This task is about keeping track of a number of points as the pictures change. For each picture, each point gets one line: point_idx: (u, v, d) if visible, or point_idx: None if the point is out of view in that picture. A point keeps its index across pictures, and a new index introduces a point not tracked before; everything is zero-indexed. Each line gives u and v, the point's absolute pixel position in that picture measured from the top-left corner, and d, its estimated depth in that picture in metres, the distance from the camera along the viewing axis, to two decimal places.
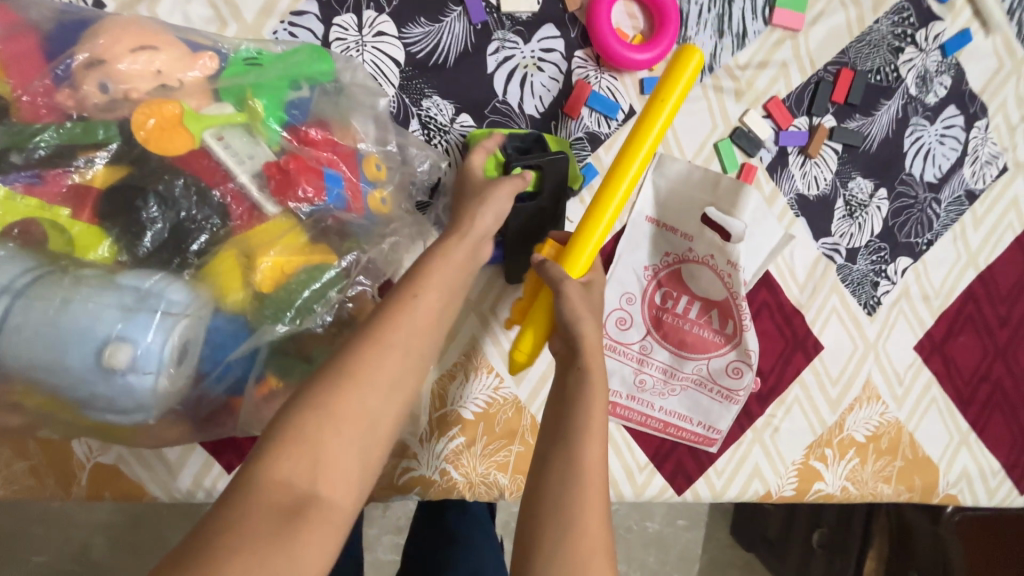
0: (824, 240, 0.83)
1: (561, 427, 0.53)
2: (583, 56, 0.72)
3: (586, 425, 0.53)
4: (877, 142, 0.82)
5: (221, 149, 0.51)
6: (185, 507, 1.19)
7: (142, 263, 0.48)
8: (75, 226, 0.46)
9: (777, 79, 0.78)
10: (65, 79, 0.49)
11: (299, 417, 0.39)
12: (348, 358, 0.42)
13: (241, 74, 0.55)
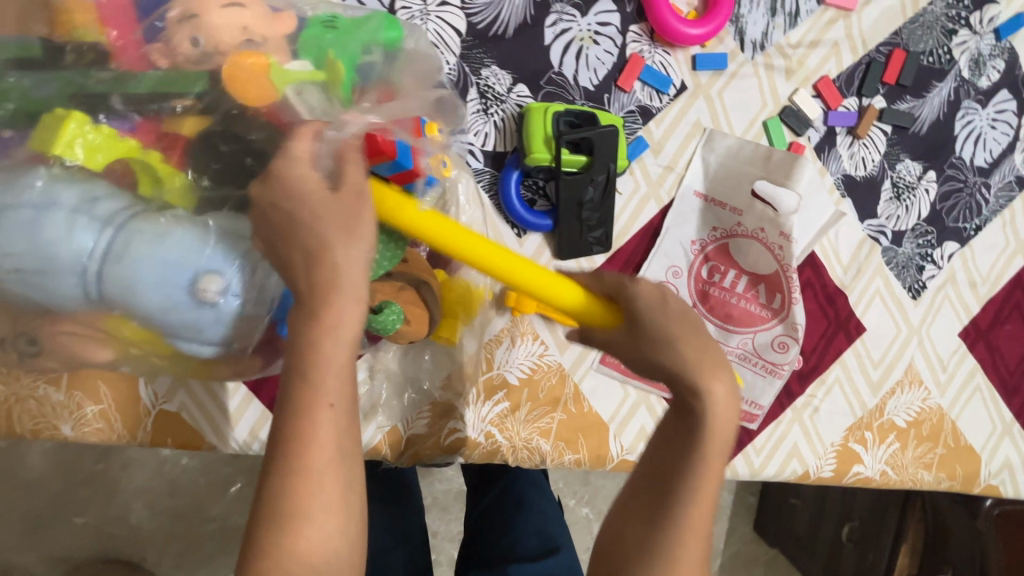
0: (870, 221, 0.82)
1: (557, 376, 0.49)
2: (638, 30, 0.73)
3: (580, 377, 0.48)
4: (927, 125, 0.82)
5: (299, 104, 0.53)
6: (222, 475, 1.21)
7: (219, 202, 0.51)
8: (165, 168, 0.50)
9: (828, 58, 0.78)
10: (163, 33, 0.53)
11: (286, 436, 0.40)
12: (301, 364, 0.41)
13: (319, 35, 0.57)
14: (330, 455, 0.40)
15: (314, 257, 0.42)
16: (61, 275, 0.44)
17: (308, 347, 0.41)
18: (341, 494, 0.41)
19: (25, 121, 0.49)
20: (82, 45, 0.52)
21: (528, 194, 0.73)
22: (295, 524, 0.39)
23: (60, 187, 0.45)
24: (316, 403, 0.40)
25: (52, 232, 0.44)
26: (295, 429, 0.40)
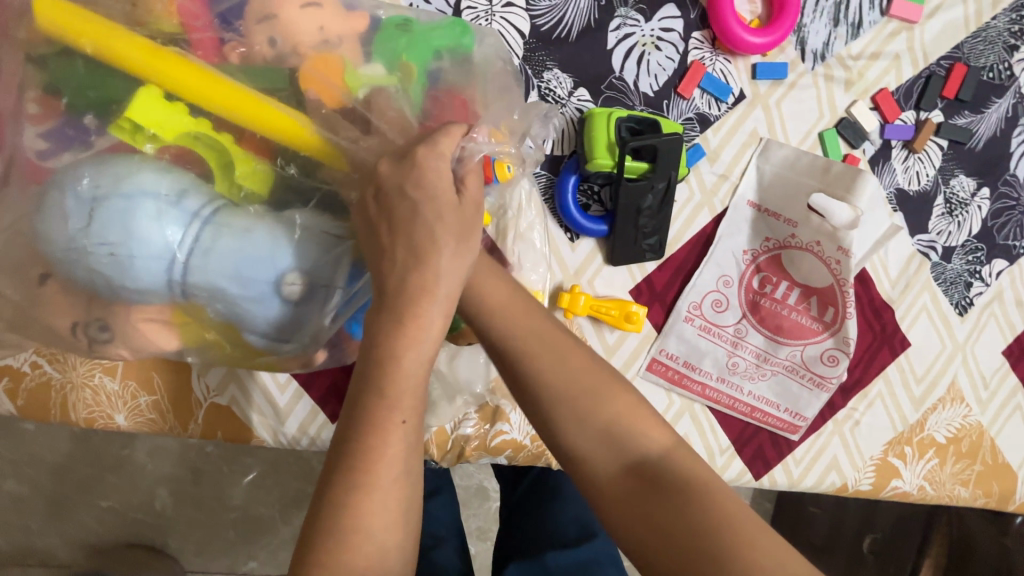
0: (920, 236, 0.82)
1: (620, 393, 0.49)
2: (700, 37, 0.73)
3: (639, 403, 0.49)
4: (983, 141, 0.81)
5: (373, 106, 0.53)
6: (248, 464, 1.22)
7: (293, 193, 0.50)
8: (237, 152, 0.49)
9: (888, 71, 0.78)
10: (241, 27, 0.53)
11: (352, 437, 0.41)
12: (377, 359, 0.42)
13: (394, 37, 0.58)
14: (397, 460, 0.41)
15: (413, 262, 0.43)
16: (147, 266, 0.44)
17: (387, 354, 0.42)
18: (401, 498, 0.41)
19: (98, 106, 0.48)
20: (152, 27, 0.50)
21: (584, 199, 0.72)
22: (355, 526, 0.39)
23: (147, 175, 0.44)
24: (390, 406, 0.41)
25: (143, 223, 0.43)
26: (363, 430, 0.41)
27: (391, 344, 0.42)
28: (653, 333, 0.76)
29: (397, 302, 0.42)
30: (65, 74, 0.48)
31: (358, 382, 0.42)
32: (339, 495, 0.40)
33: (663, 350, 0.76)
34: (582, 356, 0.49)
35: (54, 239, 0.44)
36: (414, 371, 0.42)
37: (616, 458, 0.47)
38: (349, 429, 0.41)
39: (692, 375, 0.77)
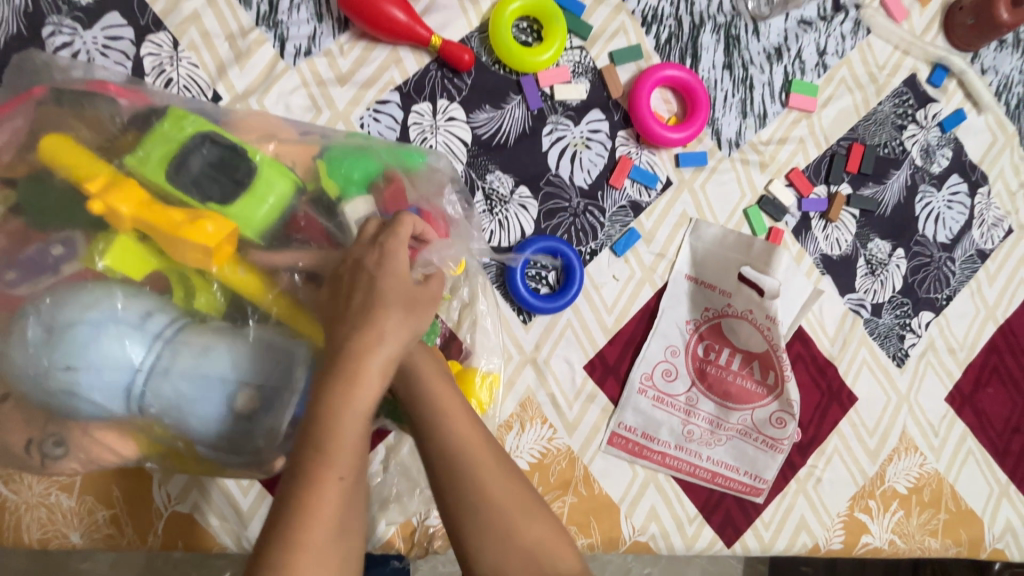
0: (849, 295, 0.89)
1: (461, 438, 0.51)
2: (625, 135, 0.81)
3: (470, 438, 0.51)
4: (890, 207, 0.89)
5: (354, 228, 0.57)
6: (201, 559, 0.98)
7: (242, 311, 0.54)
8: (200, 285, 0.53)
9: (796, 153, 0.87)
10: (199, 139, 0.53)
11: (287, 507, 0.39)
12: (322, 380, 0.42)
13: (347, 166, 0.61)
14: (334, 516, 0.39)
15: (361, 321, 0.44)
16: (110, 381, 0.47)
17: (350, 372, 0.42)
18: None
19: (59, 220, 0.51)
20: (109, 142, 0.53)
21: (533, 283, 0.78)
22: None
23: (100, 303, 0.47)
24: (327, 461, 0.39)
25: (107, 345, 0.46)
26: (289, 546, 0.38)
27: (313, 493, 0.39)
28: (610, 407, 0.79)
29: (314, 451, 0.40)
30: (34, 199, 0.52)
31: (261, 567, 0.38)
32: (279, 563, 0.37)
33: (622, 423, 0.79)
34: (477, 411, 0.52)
35: (17, 368, 0.47)
36: (332, 529, 0.39)
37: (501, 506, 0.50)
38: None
39: (651, 446, 0.79)
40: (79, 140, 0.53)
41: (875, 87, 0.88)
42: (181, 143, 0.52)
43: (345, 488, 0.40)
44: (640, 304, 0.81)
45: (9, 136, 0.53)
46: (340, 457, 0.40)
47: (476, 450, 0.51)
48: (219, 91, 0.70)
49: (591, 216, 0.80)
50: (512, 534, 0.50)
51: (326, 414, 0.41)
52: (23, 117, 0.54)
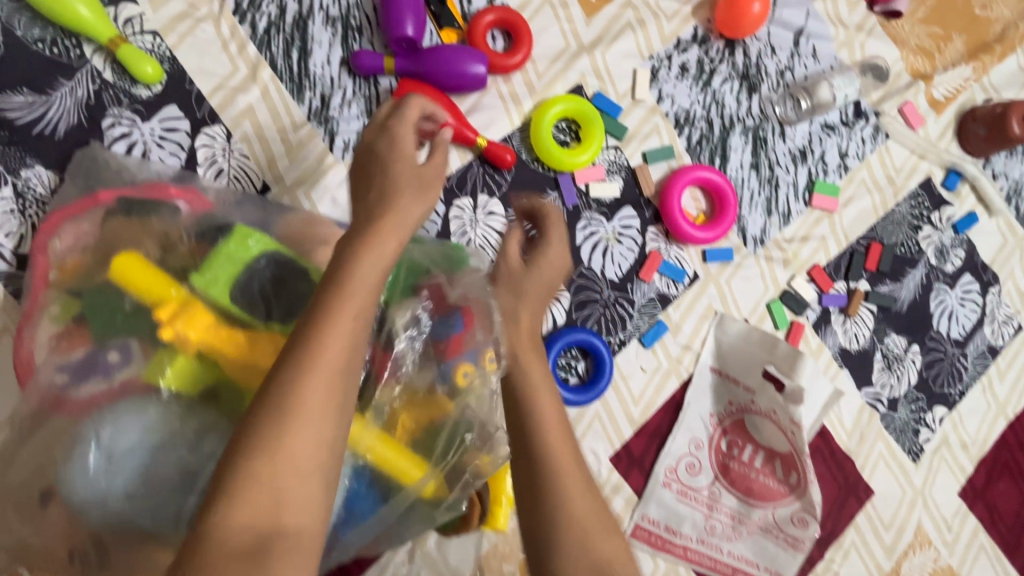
0: (866, 389, 0.91)
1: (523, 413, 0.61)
2: (655, 231, 0.84)
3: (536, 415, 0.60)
4: (907, 304, 0.92)
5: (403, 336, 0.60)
6: None
7: None
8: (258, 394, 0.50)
9: (818, 250, 0.90)
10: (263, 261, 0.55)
11: (283, 362, 0.39)
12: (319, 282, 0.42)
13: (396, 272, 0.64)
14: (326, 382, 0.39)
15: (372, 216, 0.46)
16: (162, 509, 0.47)
17: (342, 266, 0.43)
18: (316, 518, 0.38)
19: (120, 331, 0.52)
20: (169, 251, 0.55)
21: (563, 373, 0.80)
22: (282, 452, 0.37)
23: (161, 423, 0.48)
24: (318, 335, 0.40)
25: (167, 470, 0.47)
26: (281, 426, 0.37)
27: (306, 356, 0.39)
28: (634, 498, 0.80)
29: (307, 338, 0.40)
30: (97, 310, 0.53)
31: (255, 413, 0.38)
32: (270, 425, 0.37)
33: (646, 516, 0.79)
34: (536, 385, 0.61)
35: (72, 488, 0.47)
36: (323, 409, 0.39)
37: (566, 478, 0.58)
38: (256, 435, 0.37)
39: (673, 539, 0.80)
40: (139, 250, 0.53)
41: (893, 189, 0.92)
42: (248, 263, 0.54)
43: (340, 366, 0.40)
44: (666, 395, 0.83)
45: (85, 247, 0.55)
46: (333, 328, 0.40)
47: (532, 395, 0.62)
48: (267, 182, 0.72)
49: (621, 308, 0.82)
50: (542, 472, 0.57)
51: (314, 313, 0.41)
52: (94, 227, 0.56)
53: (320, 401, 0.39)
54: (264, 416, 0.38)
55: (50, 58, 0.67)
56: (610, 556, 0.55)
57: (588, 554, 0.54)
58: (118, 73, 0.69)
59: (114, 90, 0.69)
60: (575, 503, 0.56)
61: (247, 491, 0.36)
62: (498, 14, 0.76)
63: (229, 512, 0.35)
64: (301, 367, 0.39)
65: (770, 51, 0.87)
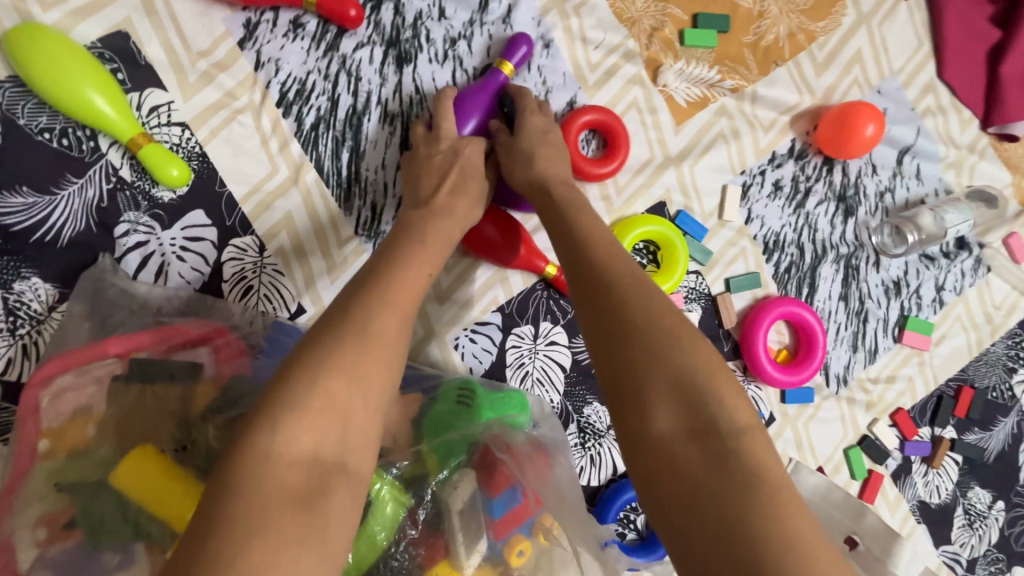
0: (944, 547, 0.81)
1: (626, 321, 0.42)
2: (732, 366, 0.75)
3: (637, 304, 0.43)
4: (994, 455, 0.83)
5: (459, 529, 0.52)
6: None
7: None
8: None
9: (904, 392, 0.81)
10: None
11: (292, 402, 0.35)
12: (327, 340, 0.38)
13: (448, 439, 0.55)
14: (337, 418, 0.36)
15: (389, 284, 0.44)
16: None
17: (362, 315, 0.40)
18: (367, 438, 0.37)
19: (132, 536, 0.44)
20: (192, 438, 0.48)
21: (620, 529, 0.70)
22: (320, 391, 0.36)
23: None
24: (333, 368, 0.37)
25: None
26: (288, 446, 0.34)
27: (309, 391, 0.36)
28: None
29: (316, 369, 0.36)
30: (106, 510, 0.45)
31: (262, 436, 0.34)
32: (274, 449, 0.33)
33: None
34: (632, 299, 0.44)
35: None
36: (332, 428, 0.35)
37: (668, 388, 0.39)
38: (276, 410, 0.35)
39: None
40: (153, 443, 0.47)
41: (990, 327, 0.83)
42: None
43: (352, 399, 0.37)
44: None
45: (94, 418, 0.48)
46: (353, 366, 0.37)
47: (593, 241, 0.50)
48: (302, 305, 0.62)
49: None
50: (623, 308, 0.43)
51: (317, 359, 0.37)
52: (112, 393, 0.48)
53: (335, 410, 0.36)
54: (266, 439, 0.33)
55: (57, 150, 0.56)
56: (724, 395, 0.39)
57: (668, 366, 0.40)
58: (137, 170, 0.58)
59: (131, 190, 0.58)
60: (686, 349, 0.40)
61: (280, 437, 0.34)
62: (596, 116, 0.65)
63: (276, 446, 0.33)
64: (303, 395, 0.35)
65: (871, 169, 0.78)
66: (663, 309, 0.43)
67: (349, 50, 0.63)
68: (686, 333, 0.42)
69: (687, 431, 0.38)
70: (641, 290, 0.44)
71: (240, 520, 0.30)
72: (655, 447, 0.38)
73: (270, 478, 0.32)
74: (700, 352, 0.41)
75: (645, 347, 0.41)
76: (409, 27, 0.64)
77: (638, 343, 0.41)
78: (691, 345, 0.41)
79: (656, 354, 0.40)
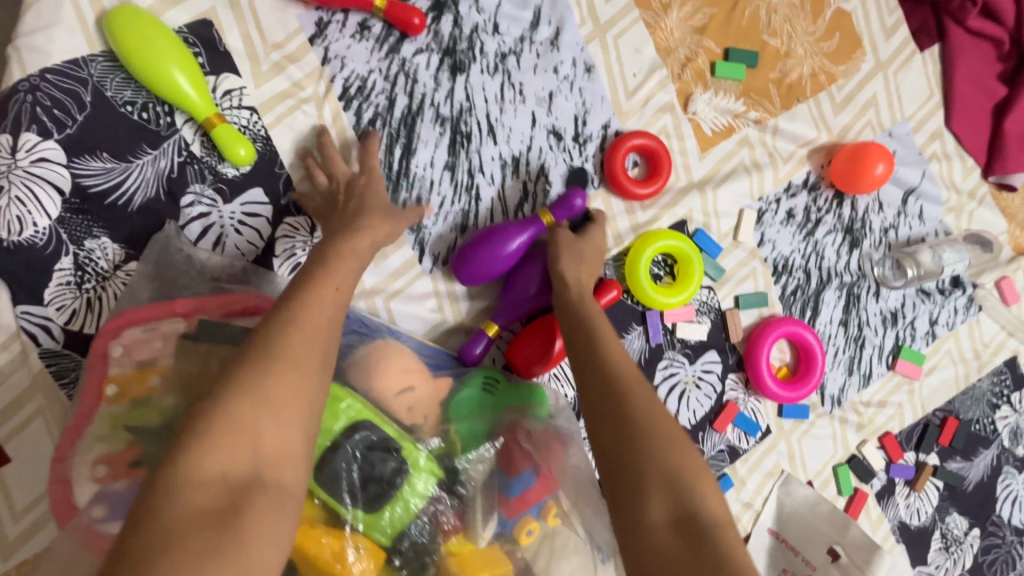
0: (921, 567, 0.86)
1: (626, 417, 0.48)
2: (735, 378, 0.79)
3: (637, 404, 0.49)
4: (973, 484, 0.88)
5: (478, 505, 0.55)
6: None
7: None
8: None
9: (893, 417, 0.86)
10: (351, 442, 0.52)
11: (206, 416, 0.37)
12: (249, 353, 0.41)
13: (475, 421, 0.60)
14: (254, 426, 0.38)
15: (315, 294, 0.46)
16: None
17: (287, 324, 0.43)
18: (290, 444, 0.39)
19: None
20: None
21: None
22: (234, 410, 0.38)
23: None
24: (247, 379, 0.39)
25: None
26: (196, 466, 0.35)
27: (229, 407, 0.38)
28: None
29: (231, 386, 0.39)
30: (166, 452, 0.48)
31: (175, 460, 0.35)
32: (187, 463, 0.35)
33: None
34: (632, 393, 0.49)
35: None
36: (247, 441, 0.37)
37: (661, 482, 0.45)
38: (194, 428, 0.37)
39: None
40: None
41: (977, 363, 0.88)
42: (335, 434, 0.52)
43: (270, 406, 0.39)
44: None
45: (157, 370, 0.52)
46: (269, 373, 0.40)
47: (602, 333, 0.55)
48: None
49: None
50: (625, 404, 0.48)
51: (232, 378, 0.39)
52: (177, 348, 0.53)
53: (255, 421, 0.38)
54: (182, 459, 0.35)
55: (136, 123, 0.61)
56: (705, 492, 0.46)
57: (661, 463, 0.46)
58: (207, 147, 0.63)
59: (199, 164, 0.63)
60: (678, 450, 0.47)
61: (192, 459, 0.35)
62: (645, 141, 0.72)
63: (194, 463, 0.35)
64: (218, 411, 0.37)
65: (877, 206, 0.83)
66: (659, 410, 0.49)
67: (409, 54, 0.68)
68: (678, 435, 0.48)
69: (674, 520, 0.44)
70: (641, 389, 0.50)
71: (169, 523, 0.33)
72: (646, 531, 0.44)
73: (184, 493, 0.34)
74: (688, 452, 0.47)
75: (642, 445, 0.47)
76: (465, 39, 0.69)
77: (636, 441, 0.47)
78: (680, 445, 0.47)
79: (651, 453, 0.46)
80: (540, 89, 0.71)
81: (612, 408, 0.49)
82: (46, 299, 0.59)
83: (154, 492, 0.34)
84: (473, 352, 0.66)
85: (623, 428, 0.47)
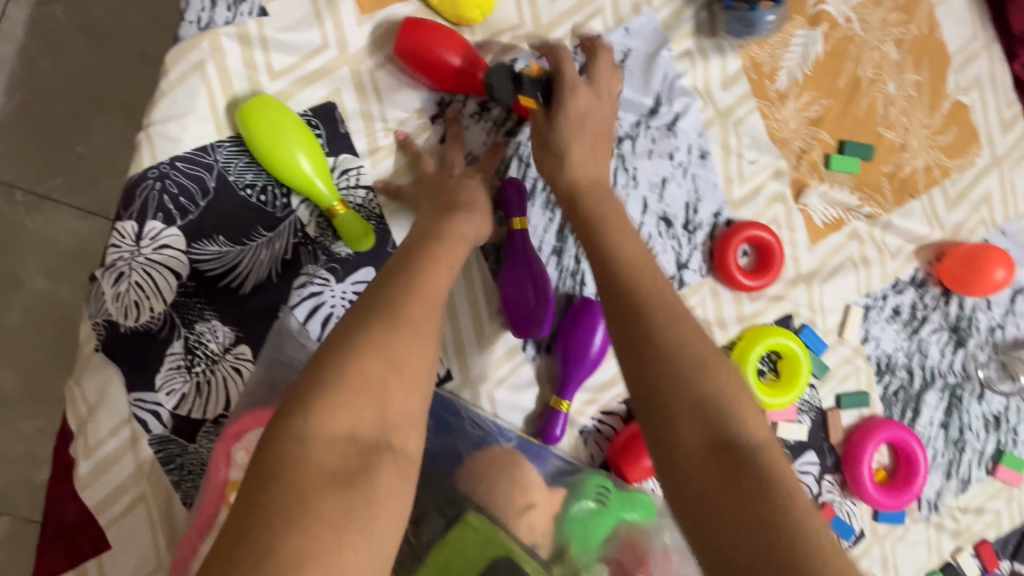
0: None
1: (648, 340, 0.41)
2: (832, 480, 0.76)
3: (663, 344, 0.41)
4: None
5: None
6: None
7: None
8: None
9: (990, 525, 0.82)
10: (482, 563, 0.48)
11: (325, 378, 0.38)
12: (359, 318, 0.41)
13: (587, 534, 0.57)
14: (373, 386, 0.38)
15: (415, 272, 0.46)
16: None
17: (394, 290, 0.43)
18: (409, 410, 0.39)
19: None
20: None
21: None
22: (354, 367, 0.38)
23: None
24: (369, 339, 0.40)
25: None
26: (318, 424, 0.36)
27: (346, 368, 0.38)
28: None
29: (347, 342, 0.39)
30: None
31: (299, 412, 0.36)
32: (312, 417, 0.36)
33: None
34: (657, 331, 0.41)
35: None
36: (369, 397, 0.38)
37: (693, 427, 0.38)
38: (317, 382, 0.38)
39: None
40: None
41: None
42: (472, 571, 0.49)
43: (381, 366, 0.39)
44: None
45: None
46: (386, 335, 0.40)
47: (632, 286, 0.45)
48: (450, 370, 0.65)
49: None
50: (650, 349, 0.41)
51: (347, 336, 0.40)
52: None
53: (373, 377, 0.38)
54: (306, 410, 0.36)
55: (255, 205, 0.60)
56: (745, 417, 0.39)
57: (693, 390, 0.39)
58: (321, 227, 0.62)
59: (313, 245, 0.62)
60: (715, 371, 0.40)
61: (316, 412, 0.36)
62: (760, 233, 0.70)
63: (321, 419, 0.36)
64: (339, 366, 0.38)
65: (985, 305, 0.80)
66: (698, 344, 0.41)
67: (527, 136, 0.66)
68: (722, 364, 0.41)
69: (710, 445, 0.37)
70: (669, 309, 0.43)
71: (304, 479, 0.33)
72: (681, 503, 0.37)
73: (313, 446, 0.35)
74: (734, 390, 0.40)
75: (671, 393, 0.39)
76: None
77: (661, 384, 0.39)
78: (719, 370, 0.40)
79: (682, 396, 0.39)
80: (653, 175, 0.69)
81: (615, 298, 0.45)
82: (157, 385, 0.58)
83: (282, 443, 0.35)
84: (554, 433, 0.64)
85: (643, 383, 0.40)
